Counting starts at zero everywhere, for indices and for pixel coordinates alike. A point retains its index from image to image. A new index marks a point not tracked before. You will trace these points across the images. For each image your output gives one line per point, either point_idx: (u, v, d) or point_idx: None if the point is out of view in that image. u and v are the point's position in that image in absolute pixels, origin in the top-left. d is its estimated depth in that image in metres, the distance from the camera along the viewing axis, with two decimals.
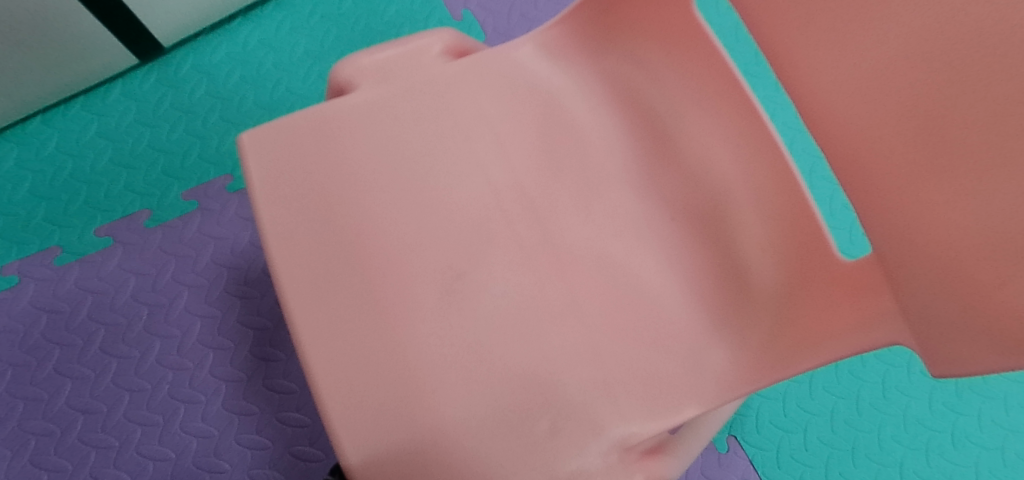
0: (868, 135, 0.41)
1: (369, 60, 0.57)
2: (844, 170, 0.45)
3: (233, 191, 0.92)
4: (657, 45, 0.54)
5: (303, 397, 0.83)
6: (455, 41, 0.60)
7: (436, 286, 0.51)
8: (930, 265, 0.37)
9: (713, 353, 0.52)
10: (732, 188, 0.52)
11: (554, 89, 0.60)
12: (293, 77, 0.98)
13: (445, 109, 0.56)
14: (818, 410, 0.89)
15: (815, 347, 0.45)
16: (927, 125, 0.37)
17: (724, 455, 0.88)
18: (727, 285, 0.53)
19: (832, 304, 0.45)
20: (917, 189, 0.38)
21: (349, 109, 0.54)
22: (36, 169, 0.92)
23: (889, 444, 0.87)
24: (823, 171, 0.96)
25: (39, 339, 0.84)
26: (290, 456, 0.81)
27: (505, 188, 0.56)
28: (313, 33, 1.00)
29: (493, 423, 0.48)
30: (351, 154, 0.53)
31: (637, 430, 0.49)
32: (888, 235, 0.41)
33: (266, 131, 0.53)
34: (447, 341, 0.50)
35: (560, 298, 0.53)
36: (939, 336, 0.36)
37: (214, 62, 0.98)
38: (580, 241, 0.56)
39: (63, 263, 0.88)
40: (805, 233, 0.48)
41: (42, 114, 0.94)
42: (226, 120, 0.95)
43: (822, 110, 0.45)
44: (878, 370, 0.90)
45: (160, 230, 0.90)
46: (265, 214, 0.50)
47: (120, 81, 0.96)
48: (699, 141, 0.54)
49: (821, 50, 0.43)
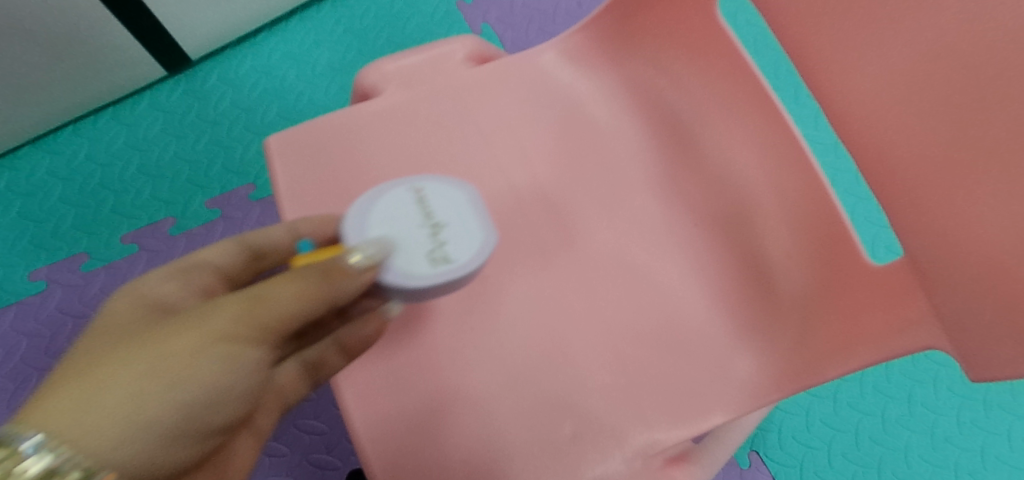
0: (898, 136, 0.41)
1: (394, 66, 0.58)
2: (873, 172, 0.44)
3: (256, 199, 0.93)
4: (681, 51, 0.54)
5: (321, 405, 0.84)
6: (478, 48, 0.61)
7: (459, 289, 0.51)
8: (966, 267, 0.36)
9: (739, 360, 0.51)
10: (757, 193, 0.52)
11: (576, 94, 0.60)
12: (315, 89, 0.99)
13: (467, 114, 0.57)
14: (843, 425, 0.87)
15: (845, 353, 0.44)
16: (960, 124, 0.36)
17: (746, 470, 0.86)
18: (752, 290, 0.52)
19: (861, 309, 0.44)
20: (948, 190, 0.38)
21: (374, 114, 0.55)
22: (66, 177, 0.94)
23: (918, 462, 0.85)
24: (847, 183, 0.94)
25: (64, 345, 0.86)
26: (308, 464, 0.82)
27: (526, 192, 0.56)
28: (336, 46, 1.02)
29: (516, 428, 0.47)
30: (377, 156, 0.54)
31: (661, 437, 0.48)
32: (918, 236, 0.40)
33: (293, 133, 0.53)
34: (469, 345, 0.50)
35: (582, 303, 0.53)
36: (976, 338, 0.35)
37: (239, 74, 1.00)
38: (601, 246, 0.56)
39: (90, 269, 0.89)
40: (833, 238, 0.47)
41: (73, 123, 0.96)
42: (251, 130, 0.97)
43: (850, 112, 0.44)
44: (904, 385, 0.88)
45: (184, 238, 0.91)
46: (291, 216, 0.50)
47: (149, 92, 0.98)
48: (723, 146, 0.53)
49: (849, 53, 0.42)
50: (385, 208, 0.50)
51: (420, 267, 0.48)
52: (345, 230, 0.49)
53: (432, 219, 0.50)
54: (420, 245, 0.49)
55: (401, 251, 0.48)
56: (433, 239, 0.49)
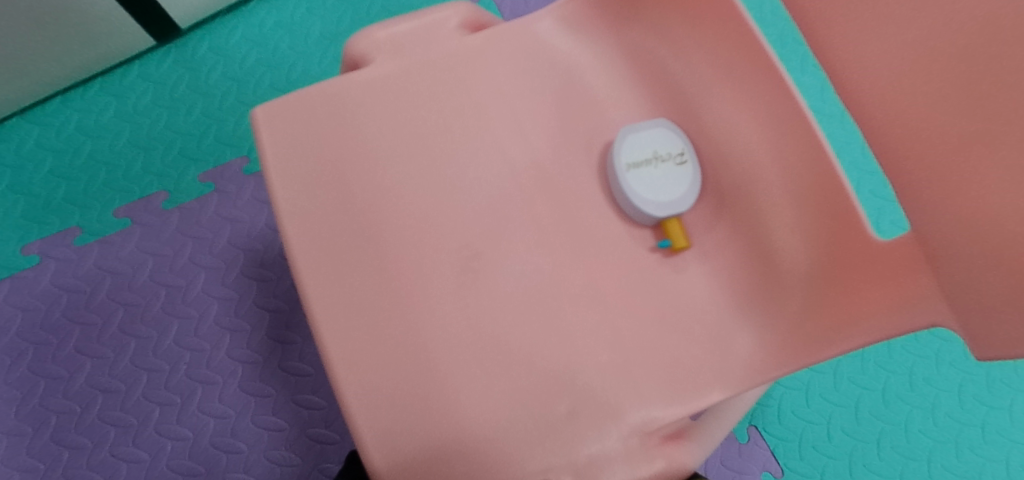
0: (907, 107, 0.39)
1: (385, 33, 0.55)
2: (879, 144, 0.42)
3: (249, 173, 0.92)
4: (683, 18, 0.51)
5: (319, 381, 0.84)
6: (473, 15, 0.58)
7: (452, 266, 0.50)
8: (970, 244, 0.35)
9: (737, 337, 0.50)
10: (759, 167, 0.50)
11: (574, 63, 0.58)
12: (309, 60, 0.97)
13: (461, 84, 0.55)
14: (843, 401, 0.86)
15: (845, 331, 0.43)
16: (972, 94, 0.34)
17: (744, 445, 0.85)
18: (753, 267, 0.51)
19: (862, 286, 0.43)
20: (957, 164, 0.36)
21: (365, 83, 0.53)
22: (56, 149, 0.92)
23: (917, 437, 0.85)
24: (853, 157, 0.92)
25: (60, 319, 0.85)
26: (306, 439, 0.82)
27: (522, 166, 0.55)
28: (329, 15, 0.99)
29: (510, 406, 0.47)
30: (369, 128, 0.52)
31: (657, 415, 0.48)
32: (926, 212, 0.39)
33: (280, 104, 0.51)
34: (462, 322, 0.49)
35: (578, 280, 0.52)
36: (982, 318, 0.34)
37: (230, 44, 0.97)
38: (598, 222, 0.55)
39: (83, 243, 0.88)
40: (837, 213, 0.45)
41: (61, 95, 0.94)
42: (243, 102, 0.95)
43: (858, 81, 0.42)
44: (906, 360, 0.87)
45: (177, 212, 0.90)
46: (279, 190, 0.48)
47: (138, 62, 0.96)
48: (725, 119, 0.52)
49: (860, 18, 0.40)
50: (632, 187, 0.54)
51: (687, 177, 0.54)
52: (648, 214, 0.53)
53: (643, 160, 0.54)
54: (666, 172, 0.54)
55: (671, 187, 0.54)
56: (661, 159, 0.54)
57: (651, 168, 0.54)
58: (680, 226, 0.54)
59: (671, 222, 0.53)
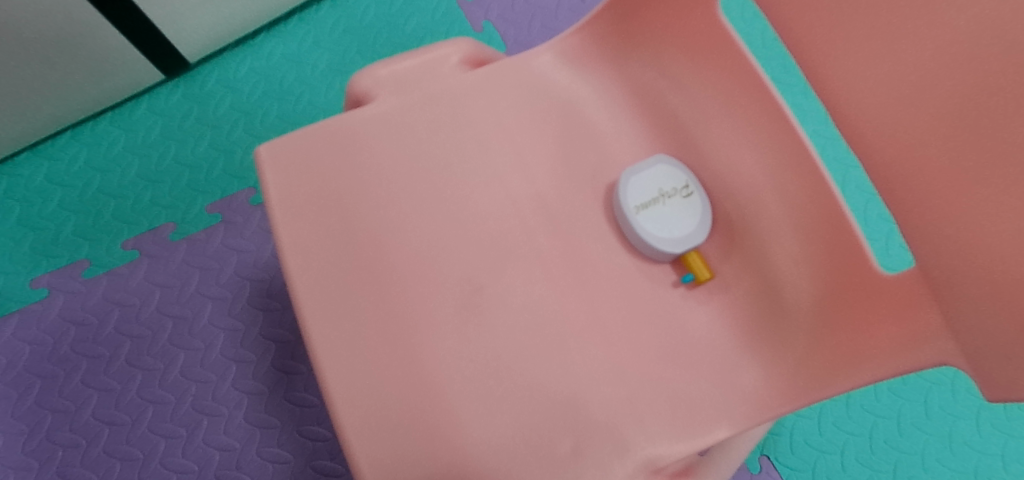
0: (907, 143, 0.39)
1: (387, 71, 0.57)
2: (881, 177, 0.42)
3: (255, 203, 0.93)
4: (682, 52, 0.52)
5: (324, 411, 0.83)
6: (474, 51, 0.59)
7: (454, 301, 0.50)
8: (978, 279, 0.35)
9: (744, 371, 0.50)
10: (761, 198, 0.50)
11: (575, 96, 0.58)
12: (315, 91, 0.99)
13: (461, 119, 0.55)
14: (857, 429, 0.85)
15: (854, 367, 0.42)
16: (972, 132, 0.34)
17: (756, 475, 0.84)
18: (758, 298, 0.51)
19: (869, 320, 0.42)
20: (961, 200, 0.36)
21: (367, 121, 0.53)
22: (66, 184, 0.94)
23: (934, 466, 0.83)
24: (857, 179, 0.92)
25: (67, 352, 0.86)
26: (312, 471, 0.82)
27: (525, 199, 0.55)
28: (334, 47, 1.01)
29: (515, 444, 0.46)
30: (372, 165, 0.52)
31: (664, 452, 0.47)
32: (930, 247, 0.38)
33: (283, 142, 0.51)
34: (466, 357, 0.48)
35: (582, 313, 0.52)
36: (994, 356, 0.34)
37: (237, 77, 0.99)
38: (601, 254, 0.55)
39: (91, 276, 0.89)
40: (840, 246, 0.44)
41: (72, 130, 0.96)
42: (251, 134, 0.97)
43: (857, 116, 0.42)
44: (920, 387, 0.85)
45: (185, 244, 0.90)
46: (282, 229, 0.49)
47: (148, 96, 0.98)
48: (725, 151, 0.52)
49: (857, 55, 0.40)
50: (646, 230, 0.54)
51: (696, 208, 0.54)
52: (671, 249, 0.53)
53: (650, 200, 0.54)
54: (675, 206, 0.54)
55: (682, 221, 0.54)
56: (666, 195, 0.54)
57: (660, 206, 0.54)
58: (700, 257, 0.54)
59: (692, 254, 0.54)
